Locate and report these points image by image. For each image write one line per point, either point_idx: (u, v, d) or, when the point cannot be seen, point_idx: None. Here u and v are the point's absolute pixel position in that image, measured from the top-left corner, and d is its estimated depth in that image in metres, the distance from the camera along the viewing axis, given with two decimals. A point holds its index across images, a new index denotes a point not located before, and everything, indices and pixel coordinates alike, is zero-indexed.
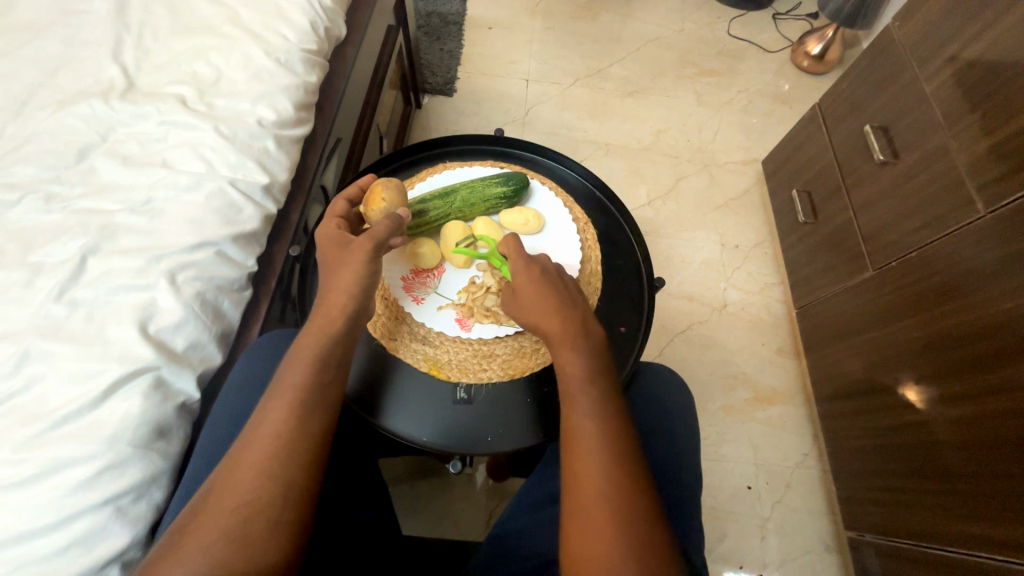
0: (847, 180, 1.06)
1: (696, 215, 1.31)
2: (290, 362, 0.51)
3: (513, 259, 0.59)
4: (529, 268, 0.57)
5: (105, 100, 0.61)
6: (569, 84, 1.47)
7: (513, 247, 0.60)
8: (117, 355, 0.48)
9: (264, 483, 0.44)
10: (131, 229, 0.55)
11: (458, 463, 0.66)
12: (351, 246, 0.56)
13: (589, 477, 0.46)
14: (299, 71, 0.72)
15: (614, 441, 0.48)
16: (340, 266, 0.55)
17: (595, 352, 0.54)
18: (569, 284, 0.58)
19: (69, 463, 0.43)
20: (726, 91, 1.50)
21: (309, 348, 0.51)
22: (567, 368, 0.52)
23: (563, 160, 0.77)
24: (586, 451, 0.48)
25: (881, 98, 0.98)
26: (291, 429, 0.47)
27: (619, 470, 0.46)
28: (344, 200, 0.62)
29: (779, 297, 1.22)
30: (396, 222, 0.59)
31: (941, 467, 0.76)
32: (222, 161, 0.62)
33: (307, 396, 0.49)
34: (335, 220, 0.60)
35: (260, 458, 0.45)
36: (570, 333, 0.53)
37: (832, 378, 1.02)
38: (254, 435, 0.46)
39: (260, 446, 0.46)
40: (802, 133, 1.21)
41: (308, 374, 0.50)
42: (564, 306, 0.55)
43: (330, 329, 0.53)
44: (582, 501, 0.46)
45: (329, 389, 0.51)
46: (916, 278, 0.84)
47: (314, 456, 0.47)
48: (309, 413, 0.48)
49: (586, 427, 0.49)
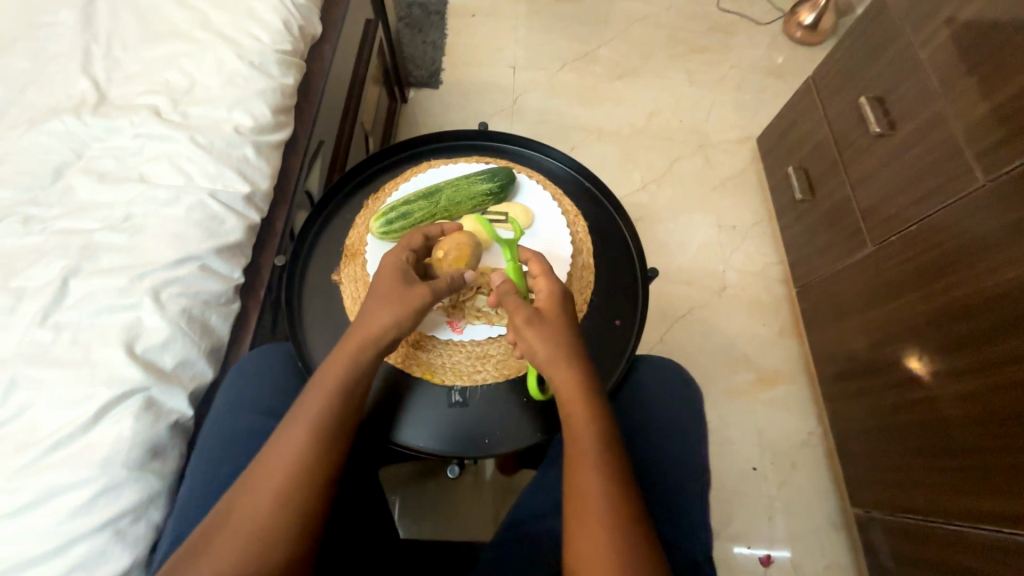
0: (843, 154, 1.03)
1: (692, 197, 1.29)
2: (312, 389, 0.49)
3: (545, 285, 0.56)
4: (547, 286, 0.55)
5: (77, 114, 0.60)
6: (557, 69, 1.44)
7: (550, 282, 0.56)
8: (105, 377, 0.47)
9: (280, 514, 0.43)
10: (113, 247, 0.54)
11: (456, 469, 0.64)
12: (414, 288, 0.54)
13: (587, 491, 0.44)
14: (274, 73, 0.70)
15: (612, 451, 0.47)
16: (373, 297, 0.53)
17: (607, 405, 0.50)
18: (567, 300, 0.56)
19: (64, 489, 0.43)
20: (718, 67, 1.46)
21: (332, 377, 0.50)
22: (559, 377, 0.50)
23: (548, 151, 0.75)
24: (586, 460, 0.46)
25: (876, 67, 0.96)
26: (311, 461, 0.46)
27: (616, 483, 0.45)
28: (423, 235, 0.58)
29: (780, 277, 1.20)
30: (456, 285, 0.56)
31: (951, 441, 0.75)
32: (201, 172, 0.60)
33: (330, 424, 0.48)
34: (406, 253, 0.56)
35: (275, 492, 0.44)
36: (561, 343, 0.52)
37: (836, 356, 1.01)
38: (271, 464, 0.45)
39: (275, 479, 0.44)
40: (796, 107, 1.18)
41: (330, 402, 0.49)
42: (558, 316, 0.54)
43: (346, 353, 0.51)
44: (582, 516, 0.43)
45: (350, 414, 0.50)
46: (918, 250, 0.82)
47: (327, 486, 0.46)
48: (326, 443, 0.47)
49: (586, 435, 0.48)
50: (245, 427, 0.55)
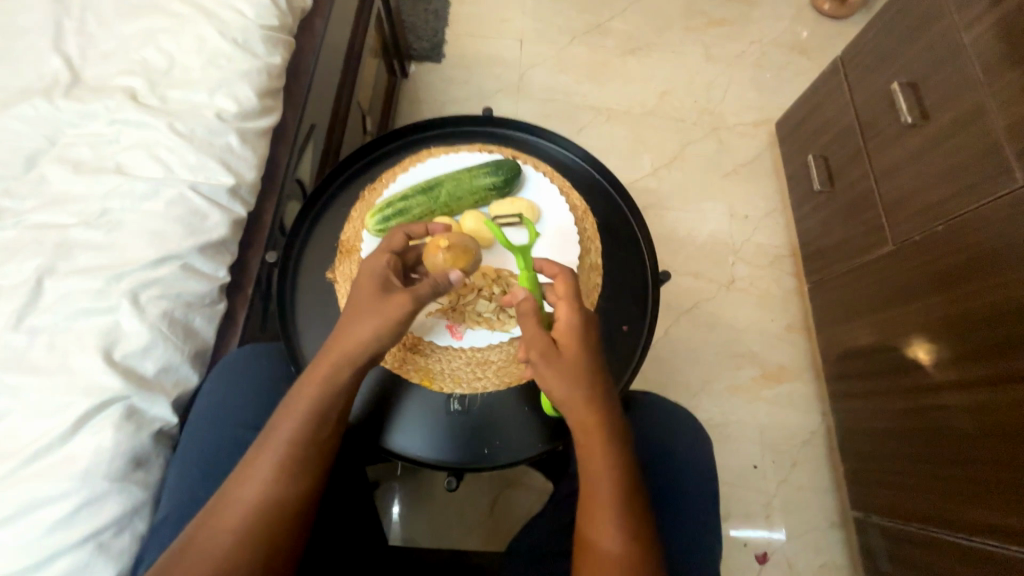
0: (867, 144, 0.97)
1: (703, 184, 1.23)
2: (282, 415, 0.47)
3: (567, 311, 0.52)
4: (571, 314, 0.52)
5: (48, 97, 0.55)
6: (566, 43, 1.35)
7: (573, 307, 0.52)
8: (83, 385, 0.45)
9: (242, 548, 0.42)
10: (88, 244, 0.51)
11: (454, 480, 0.60)
12: (401, 296, 0.50)
13: (603, 530, 0.48)
14: (260, 52, 0.65)
15: (626, 488, 0.49)
16: (363, 310, 0.50)
17: (623, 438, 0.52)
18: (590, 327, 0.53)
19: (42, 502, 0.41)
20: (737, 42, 1.37)
21: (305, 401, 0.47)
22: (580, 417, 0.50)
23: (557, 140, 0.70)
24: (603, 500, 0.49)
25: (912, 49, 0.88)
26: (276, 490, 0.44)
27: (630, 520, 0.49)
28: (404, 234, 0.55)
29: (791, 270, 1.16)
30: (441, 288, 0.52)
31: (957, 454, 0.74)
32: (181, 163, 0.57)
33: (301, 452, 0.46)
34: (389, 256, 0.53)
35: (237, 524, 0.42)
36: (582, 381, 0.50)
37: (847, 355, 0.98)
38: (235, 493, 0.44)
39: (238, 510, 0.43)
40: (820, 90, 1.11)
41: (304, 424, 0.47)
42: (581, 350, 0.51)
43: (318, 374, 0.48)
44: (597, 552, 0.48)
45: (324, 439, 0.48)
46: (943, 253, 0.78)
47: (297, 510, 0.45)
48: (298, 466, 0.46)
49: (603, 477, 0.49)
50: (226, 442, 0.55)
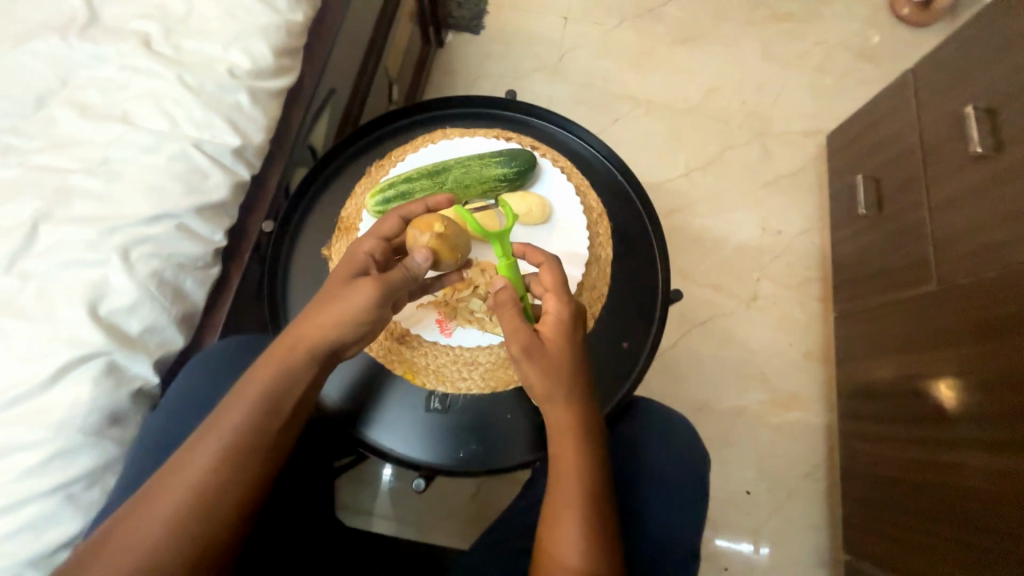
0: (926, 170, 0.88)
1: (738, 192, 1.15)
2: (228, 404, 0.46)
3: (555, 305, 0.50)
4: (559, 308, 0.50)
5: (62, 35, 0.54)
6: (613, 26, 1.27)
7: (560, 301, 0.50)
8: (66, 337, 0.45)
9: (191, 512, 0.42)
10: (87, 193, 0.50)
11: (422, 481, 0.62)
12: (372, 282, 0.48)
13: (565, 536, 0.46)
14: (281, 6, 0.62)
15: (595, 496, 0.48)
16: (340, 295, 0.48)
17: (598, 445, 0.50)
18: (578, 326, 0.51)
19: (17, 449, 0.42)
20: (800, 41, 1.26)
21: (263, 378, 0.47)
22: (557, 415, 0.49)
23: (579, 132, 0.66)
24: (569, 505, 0.47)
25: (997, 70, 0.78)
26: (229, 460, 0.44)
27: (595, 530, 0.46)
28: (399, 219, 0.52)
29: (819, 295, 1.09)
30: (413, 274, 0.50)
31: (966, 518, 0.68)
32: (187, 118, 0.55)
33: (244, 445, 0.45)
34: (375, 241, 0.51)
35: (171, 512, 0.42)
36: (563, 380, 0.49)
37: (866, 394, 0.92)
38: (176, 472, 0.43)
39: (172, 500, 0.42)
40: (883, 104, 1.01)
41: (263, 401, 0.46)
42: (566, 348, 0.49)
43: (269, 367, 0.47)
44: (556, 559, 0.45)
45: (273, 432, 0.47)
46: (990, 303, 0.71)
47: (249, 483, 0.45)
48: (255, 440, 0.46)
49: (572, 480, 0.48)
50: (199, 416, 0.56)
